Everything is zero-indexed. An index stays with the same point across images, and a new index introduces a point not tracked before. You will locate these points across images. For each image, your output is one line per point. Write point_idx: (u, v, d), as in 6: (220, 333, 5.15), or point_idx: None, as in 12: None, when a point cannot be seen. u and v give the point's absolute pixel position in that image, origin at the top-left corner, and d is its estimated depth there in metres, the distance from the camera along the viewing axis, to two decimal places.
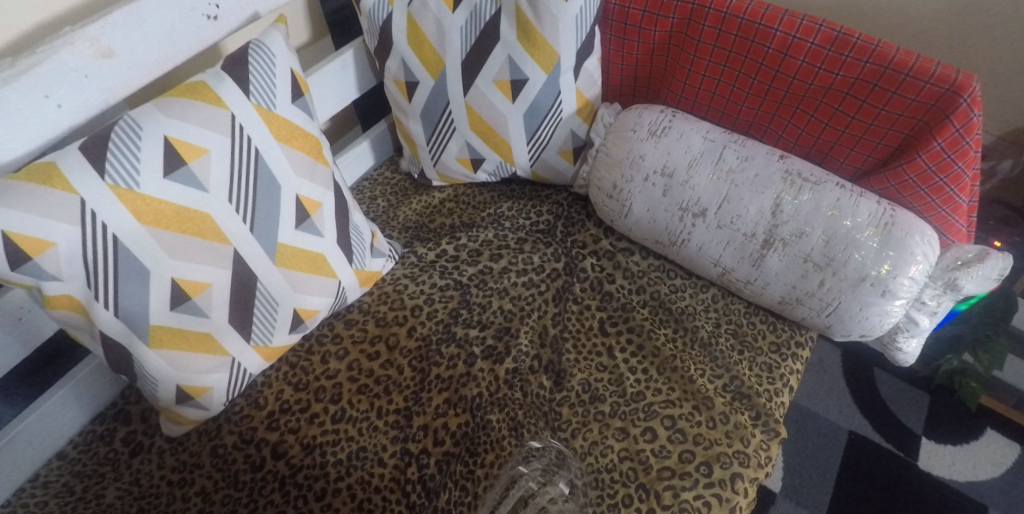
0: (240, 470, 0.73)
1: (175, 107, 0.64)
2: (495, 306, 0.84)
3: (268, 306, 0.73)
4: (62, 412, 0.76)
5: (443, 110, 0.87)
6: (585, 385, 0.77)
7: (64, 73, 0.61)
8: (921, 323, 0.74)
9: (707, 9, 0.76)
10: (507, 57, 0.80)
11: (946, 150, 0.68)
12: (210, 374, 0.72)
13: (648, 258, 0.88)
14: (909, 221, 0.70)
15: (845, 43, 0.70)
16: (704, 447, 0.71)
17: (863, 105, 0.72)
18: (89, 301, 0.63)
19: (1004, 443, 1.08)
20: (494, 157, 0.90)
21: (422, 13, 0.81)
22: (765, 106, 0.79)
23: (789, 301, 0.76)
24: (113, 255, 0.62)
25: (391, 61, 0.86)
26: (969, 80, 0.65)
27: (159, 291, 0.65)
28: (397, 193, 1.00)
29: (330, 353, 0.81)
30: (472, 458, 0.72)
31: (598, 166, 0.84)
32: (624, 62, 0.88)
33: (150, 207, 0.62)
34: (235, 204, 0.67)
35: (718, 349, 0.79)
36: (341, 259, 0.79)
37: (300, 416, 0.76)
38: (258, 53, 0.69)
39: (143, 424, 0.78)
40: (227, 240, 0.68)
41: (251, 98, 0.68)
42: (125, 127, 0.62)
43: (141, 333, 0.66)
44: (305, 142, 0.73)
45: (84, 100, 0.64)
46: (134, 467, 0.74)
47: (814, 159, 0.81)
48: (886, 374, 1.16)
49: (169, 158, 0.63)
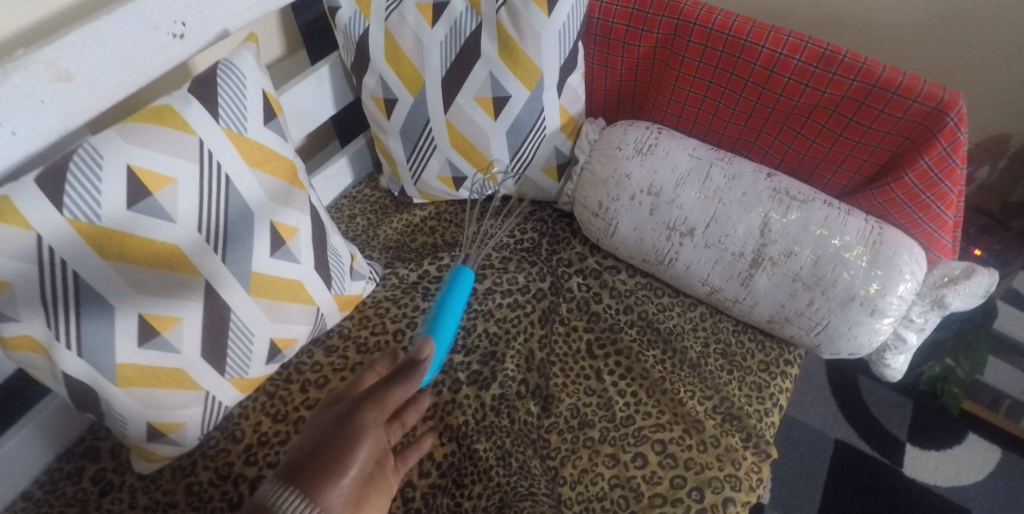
0: (218, 509, 0.70)
1: (138, 133, 0.61)
2: (480, 329, 0.82)
3: (243, 338, 0.70)
4: (26, 451, 0.72)
5: (423, 128, 0.85)
6: (574, 410, 0.76)
7: (18, 99, 0.57)
8: (909, 340, 0.73)
9: (692, 24, 0.75)
10: (489, 74, 0.78)
11: (932, 169, 0.68)
12: (182, 410, 0.68)
13: (635, 275, 0.86)
14: (897, 239, 0.70)
15: (831, 61, 0.69)
16: (696, 472, 0.70)
17: (850, 123, 0.71)
18: (50, 341, 0.59)
19: (986, 448, 1.08)
20: (476, 174, 0.88)
21: (400, 29, 0.79)
22: (751, 123, 0.78)
23: (777, 320, 0.75)
24: (74, 292, 0.59)
25: (369, 78, 0.83)
26: (955, 98, 0.64)
27: (126, 327, 0.62)
28: (376, 211, 0.97)
29: (310, 382, 0.78)
30: (460, 490, 0.70)
31: (583, 184, 0.83)
32: (609, 77, 0.86)
33: (112, 241, 0.59)
34: (206, 234, 0.64)
35: (708, 369, 0.78)
36: (319, 285, 0.76)
37: (279, 449, 0.73)
38: (228, 74, 0.66)
39: (114, 461, 0.74)
40: (198, 272, 0.65)
41: (221, 122, 0.65)
42: (84, 154, 0.58)
43: (107, 372, 0.62)
44: (279, 166, 0.70)
45: (41, 126, 0.60)
46: (105, 508, 0.71)
47: (801, 176, 0.80)
48: (871, 382, 1.16)
49: (133, 188, 0.59)
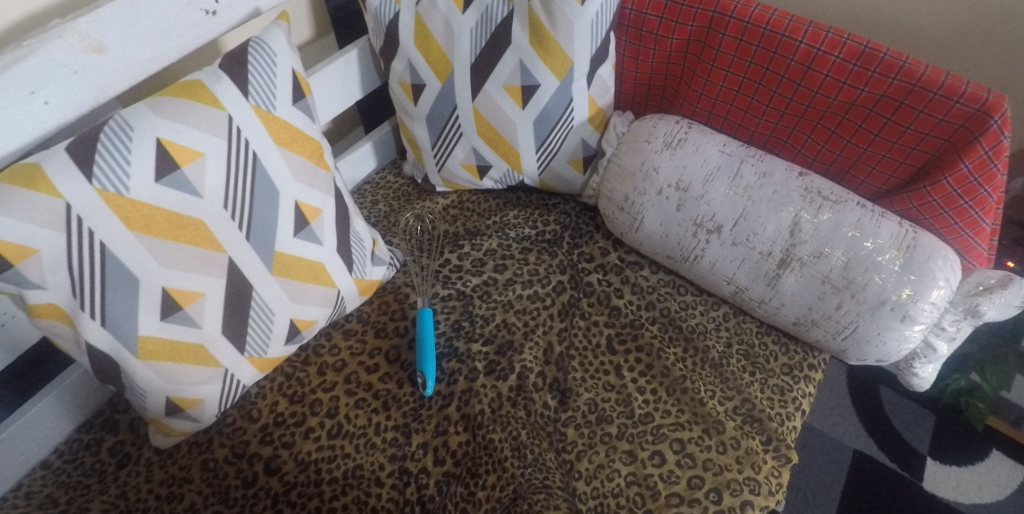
0: (232, 486, 0.70)
1: (169, 107, 0.61)
2: (499, 319, 0.81)
3: (264, 317, 0.70)
4: (48, 420, 0.72)
5: (450, 115, 0.84)
6: (591, 405, 0.75)
7: (52, 68, 0.58)
8: (939, 349, 0.71)
9: (728, 17, 0.74)
10: (519, 62, 0.77)
11: (973, 173, 0.66)
12: (201, 386, 0.68)
13: (658, 272, 0.85)
14: (932, 244, 0.67)
15: (871, 58, 0.67)
16: (714, 473, 0.68)
17: (888, 122, 0.70)
18: (75, 310, 0.59)
19: (1010, 466, 1.05)
20: (501, 164, 0.87)
21: (430, 13, 0.78)
22: (785, 120, 0.77)
23: (803, 323, 0.73)
24: (101, 263, 0.59)
25: (397, 62, 0.82)
26: (1000, 101, 0.62)
27: (150, 300, 0.62)
28: (399, 198, 0.96)
29: (327, 365, 0.78)
30: (474, 479, 0.70)
31: (609, 177, 0.82)
32: (639, 70, 0.85)
33: (140, 213, 0.59)
34: (231, 211, 0.64)
35: (730, 370, 0.76)
36: (340, 268, 0.75)
37: (294, 430, 0.73)
38: (259, 52, 0.66)
39: (131, 434, 0.75)
40: (222, 248, 0.65)
41: (250, 99, 0.64)
42: (115, 127, 0.59)
43: (129, 344, 0.62)
44: (306, 146, 0.70)
45: (73, 97, 0.61)
46: (122, 480, 0.71)
47: (834, 177, 0.78)
48: (893, 392, 1.14)
49: (161, 161, 0.60)
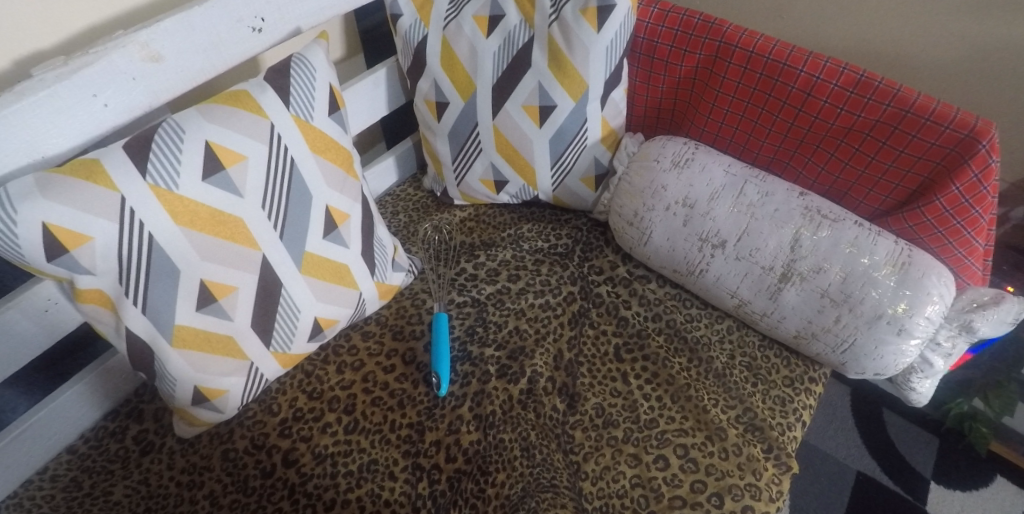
0: (251, 475, 0.72)
1: (217, 113, 0.66)
2: (511, 325, 0.85)
3: (291, 314, 0.74)
4: (77, 406, 0.76)
5: (471, 131, 0.89)
6: (598, 409, 0.78)
7: (113, 74, 0.63)
8: (936, 365, 0.74)
9: (733, 47, 0.79)
10: (538, 84, 0.83)
11: (963, 195, 0.70)
12: (227, 376, 0.72)
13: (665, 286, 0.89)
14: (926, 262, 0.71)
15: (867, 86, 0.72)
16: (716, 478, 0.70)
17: (883, 146, 0.74)
18: (119, 297, 0.64)
19: (1014, 492, 1.05)
20: (517, 180, 0.92)
21: (457, 37, 0.84)
22: (787, 143, 0.82)
23: (804, 336, 0.76)
24: (147, 253, 0.63)
25: (423, 81, 0.88)
26: (988, 127, 0.67)
27: (187, 291, 0.66)
28: (418, 209, 1.01)
29: (345, 363, 0.82)
30: (484, 476, 0.72)
31: (620, 193, 0.86)
32: (650, 94, 0.91)
33: (186, 209, 0.64)
34: (268, 211, 0.69)
35: (733, 380, 0.79)
36: (364, 271, 0.80)
37: (312, 424, 0.76)
38: (301, 66, 0.71)
39: (156, 424, 0.78)
40: (257, 245, 0.69)
41: (291, 109, 0.70)
42: (168, 129, 0.64)
43: (165, 332, 0.66)
44: (338, 155, 0.75)
45: (130, 101, 0.66)
46: (144, 466, 0.74)
47: (833, 198, 0.83)
48: (895, 415, 1.15)
49: (208, 162, 0.65)
